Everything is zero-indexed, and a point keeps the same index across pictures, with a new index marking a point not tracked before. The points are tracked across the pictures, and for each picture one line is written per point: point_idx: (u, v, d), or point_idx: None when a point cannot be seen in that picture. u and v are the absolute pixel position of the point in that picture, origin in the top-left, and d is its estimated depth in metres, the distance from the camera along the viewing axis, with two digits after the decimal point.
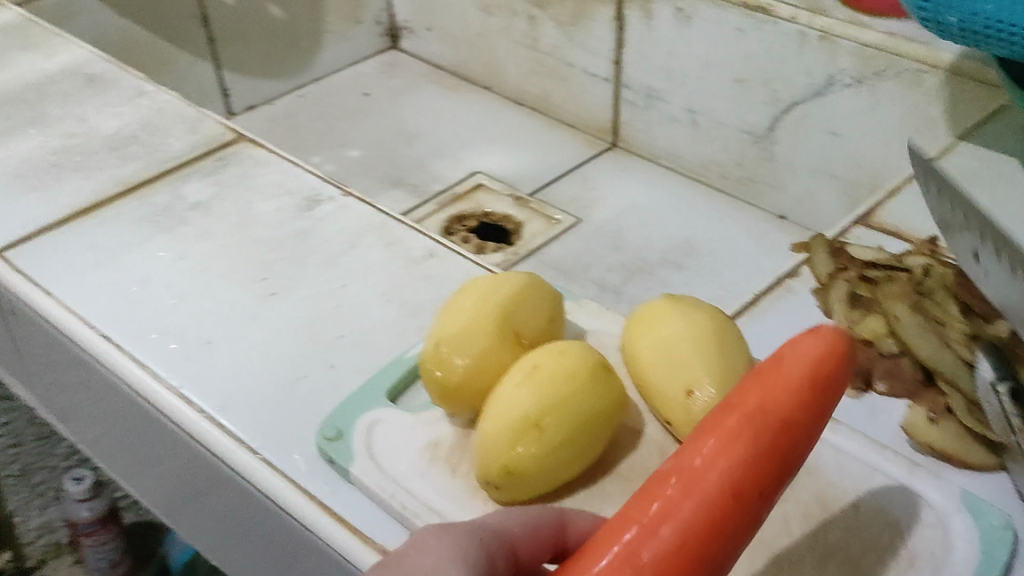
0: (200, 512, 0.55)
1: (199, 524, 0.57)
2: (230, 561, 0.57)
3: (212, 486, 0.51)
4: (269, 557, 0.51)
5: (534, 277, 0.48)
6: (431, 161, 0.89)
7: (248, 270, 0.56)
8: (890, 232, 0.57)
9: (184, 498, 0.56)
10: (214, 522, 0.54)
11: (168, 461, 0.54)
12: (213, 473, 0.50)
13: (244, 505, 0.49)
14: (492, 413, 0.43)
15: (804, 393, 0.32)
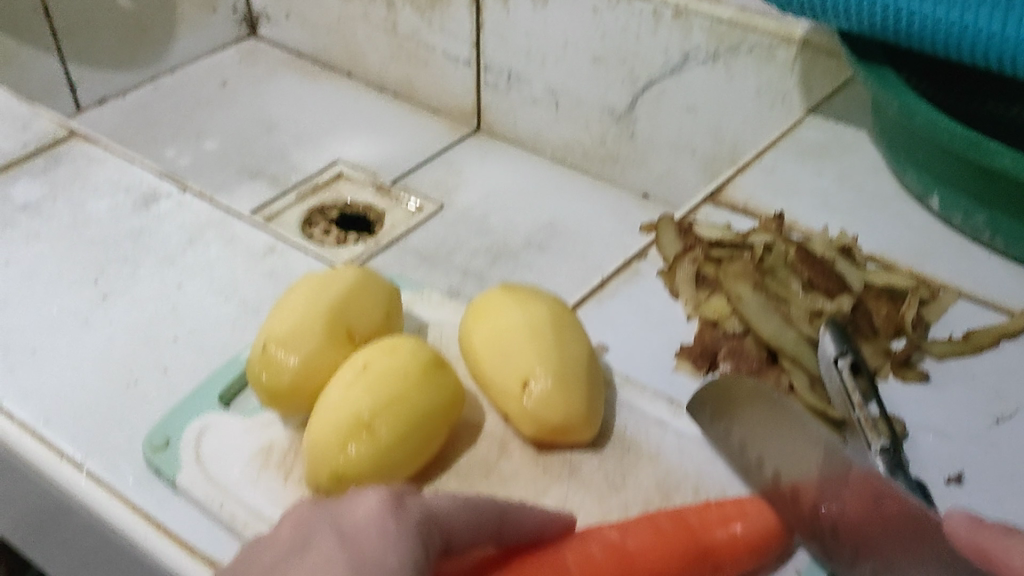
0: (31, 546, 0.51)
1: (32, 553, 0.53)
2: None
3: (43, 514, 0.47)
4: None
5: (368, 271, 0.46)
6: (291, 151, 0.86)
7: (77, 273, 0.53)
8: (740, 206, 0.56)
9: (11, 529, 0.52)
10: (50, 555, 0.50)
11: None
12: (42, 498, 0.46)
13: (73, 532, 0.46)
14: (323, 416, 0.41)
15: (665, 543, 0.36)
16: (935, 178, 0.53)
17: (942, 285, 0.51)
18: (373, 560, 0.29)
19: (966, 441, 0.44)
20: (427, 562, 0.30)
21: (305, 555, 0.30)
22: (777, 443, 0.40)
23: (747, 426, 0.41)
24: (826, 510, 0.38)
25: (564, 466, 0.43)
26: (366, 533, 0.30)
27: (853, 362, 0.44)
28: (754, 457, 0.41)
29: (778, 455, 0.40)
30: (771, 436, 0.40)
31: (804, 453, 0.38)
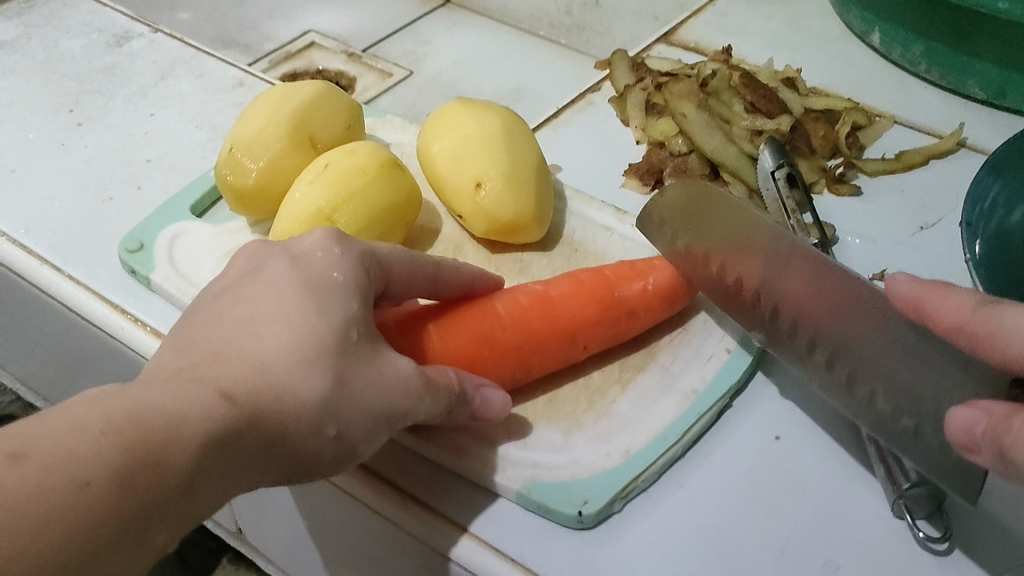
0: (29, 360, 0.54)
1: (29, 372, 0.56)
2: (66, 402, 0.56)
3: (37, 327, 0.50)
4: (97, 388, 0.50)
5: (329, 85, 0.49)
6: (263, 22, 0.88)
7: (52, 103, 0.55)
8: (691, 47, 0.59)
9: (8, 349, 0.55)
10: (46, 367, 0.53)
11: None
12: (32, 309, 0.49)
13: (63, 336, 0.48)
14: (286, 212, 0.44)
15: (580, 295, 0.41)
16: (877, 14, 0.56)
17: (880, 113, 0.54)
18: (324, 277, 0.33)
19: (889, 246, 0.47)
20: (368, 282, 0.34)
21: (256, 277, 0.33)
22: (702, 221, 0.41)
23: (677, 207, 0.42)
24: (751, 282, 0.39)
25: (514, 264, 0.46)
26: (317, 257, 0.34)
27: (789, 174, 0.47)
28: (683, 247, 0.42)
29: (707, 237, 0.41)
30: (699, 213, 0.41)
31: (734, 228, 0.39)
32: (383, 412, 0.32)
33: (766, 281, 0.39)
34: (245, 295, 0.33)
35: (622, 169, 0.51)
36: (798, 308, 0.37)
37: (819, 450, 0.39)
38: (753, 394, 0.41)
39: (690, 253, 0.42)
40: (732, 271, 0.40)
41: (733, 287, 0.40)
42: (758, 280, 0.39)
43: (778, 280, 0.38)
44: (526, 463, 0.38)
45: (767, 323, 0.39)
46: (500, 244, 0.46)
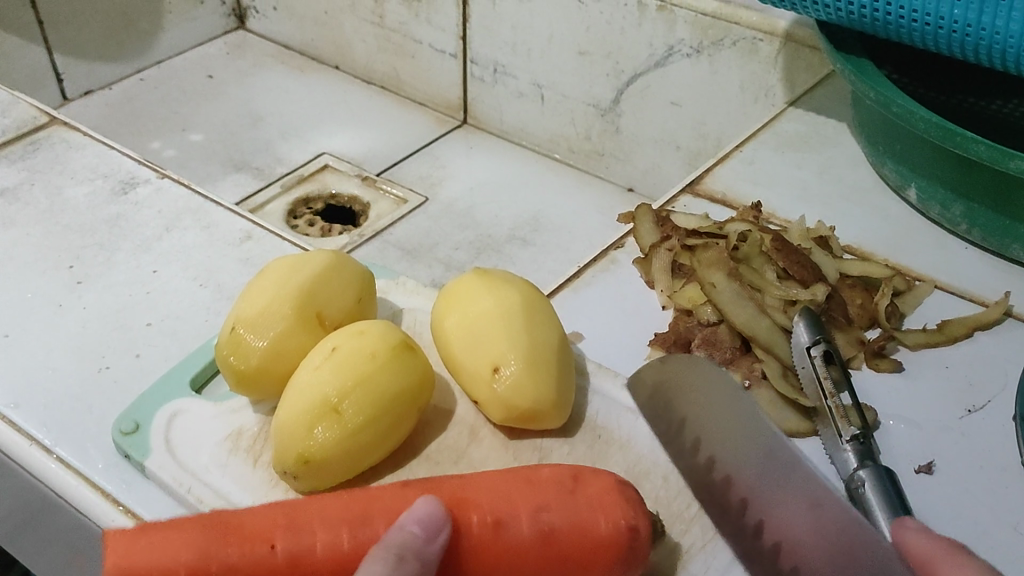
0: (28, 547, 0.51)
1: (27, 557, 0.53)
2: None
3: (33, 512, 0.47)
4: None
5: (340, 255, 0.46)
6: (277, 143, 0.86)
7: (52, 258, 0.53)
8: (718, 198, 0.56)
9: (9, 535, 0.51)
10: (42, 552, 0.50)
11: None
12: (27, 494, 0.46)
13: (58, 525, 0.45)
14: (289, 399, 0.41)
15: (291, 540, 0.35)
16: (913, 170, 0.54)
17: (918, 277, 0.51)
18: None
19: (937, 431, 0.43)
20: None
21: None
22: (687, 388, 0.43)
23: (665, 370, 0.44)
24: (725, 465, 0.41)
25: (533, 452, 0.43)
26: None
27: (826, 351, 0.44)
28: (676, 418, 0.43)
29: (686, 403, 0.43)
30: (685, 377, 0.43)
31: (721, 409, 0.42)
32: None
33: (740, 467, 0.40)
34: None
35: (648, 338, 0.49)
36: (752, 477, 0.40)
37: None
38: None
39: (676, 430, 0.43)
40: (707, 449, 0.41)
41: (704, 466, 0.41)
42: (735, 463, 0.40)
43: (769, 490, 0.39)
44: None
45: (731, 514, 0.39)
46: (517, 429, 0.43)
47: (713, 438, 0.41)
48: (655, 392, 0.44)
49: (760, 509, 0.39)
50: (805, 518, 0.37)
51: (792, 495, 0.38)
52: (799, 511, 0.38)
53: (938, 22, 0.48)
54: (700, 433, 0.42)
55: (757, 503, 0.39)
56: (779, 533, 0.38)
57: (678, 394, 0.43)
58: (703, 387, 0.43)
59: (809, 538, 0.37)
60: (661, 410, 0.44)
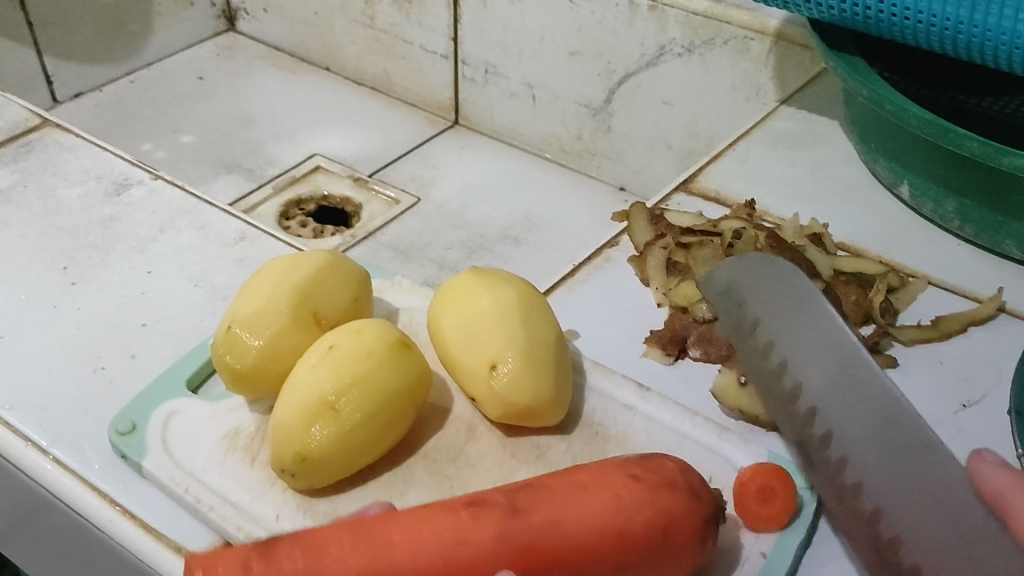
0: (23, 548, 0.51)
1: (22, 558, 0.52)
2: None
3: (29, 513, 0.47)
4: None
5: (337, 254, 0.46)
6: (268, 144, 0.86)
7: (46, 260, 0.53)
8: (712, 196, 0.57)
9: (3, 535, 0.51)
10: (38, 553, 0.50)
11: None
12: (24, 495, 0.46)
13: (55, 526, 0.45)
14: (286, 398, 0.41)
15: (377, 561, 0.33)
16: (906, 167, 0.54)
17: (912, 273, 0.52)
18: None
19: (932, 426, 0.44)
20: None
21: None
22: (763, 291, 0.41)
23: (731, 273, 0.44)
24: (786, 356, 0.39)
25: (531, 450, 0.43)
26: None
27: None
28: (750, 318, 0.41)
29: (760, 302, 0.41)
30: (757, 285, 0.42)
31: (795, 310, 0.40)
32: None
33: (810, 373, 0.38)
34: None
35: (644, 336, 0.49)
36: (824, 390, 0.37)
37: None
38: None
39: (750, 330, 0.41)
40: (779, 351, 0.39)
41: (764, 351, 0.40)
42: (802, 363, 0.38)
43: (838, 395, 0.37)
44: None
45: (801, 424, 0.38)
46: (514, 427, 0.43)
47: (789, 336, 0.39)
48: (727, 292, 0.43)
49: (828, 418, 0.37)
50: (870, 425, 0.35)
51: (858, 404, 0.36)
52: (865, 418, 0.36)
53: (931, 19, 0.48)
54: (773, 334, 0.40)
55: (826, 413, 0.37)
56: (845, 445, 0.36)
57: (764, 292, 0.41)
58: (779, 288, 0.41)
59: (875, 447, 0.35)
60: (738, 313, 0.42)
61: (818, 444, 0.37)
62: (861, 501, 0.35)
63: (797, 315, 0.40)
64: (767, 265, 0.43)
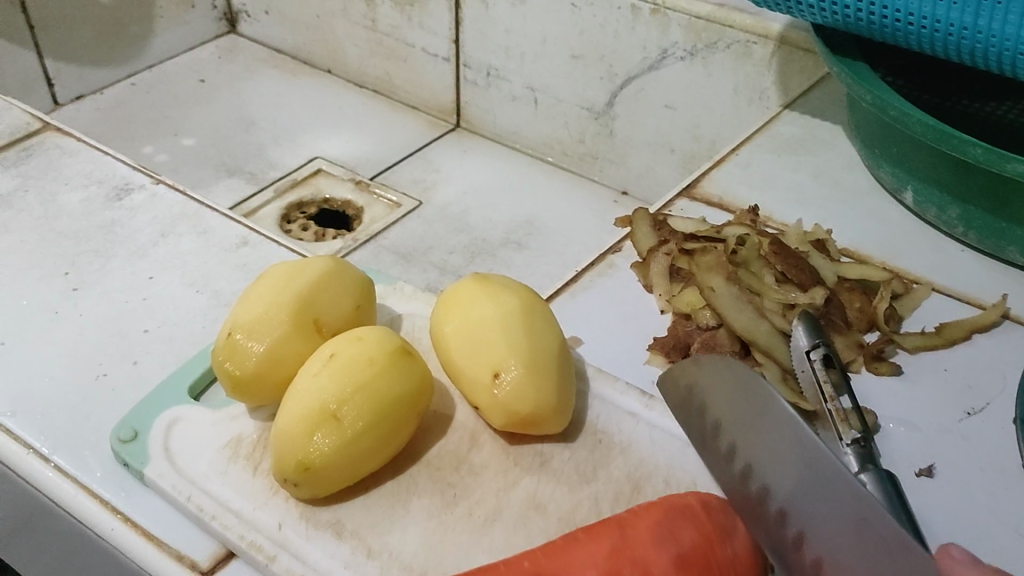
0: (23, 556, 0.51)
1: (22, 565, 0.52)
2: None
3: (30, 520, 0.47)
4: None
5: (339, 260, 0.46)
6: (270, 147, 0.86)
7: (47, 265, 0.52)
8: (715, 201, 0.56)
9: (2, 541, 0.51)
10: (39, 560, 0.50)
11: None
12: (25, 503, 0.45)
13: (55, 533, 0.45)
14: (288, 407, 0.41)
15: None
16: (909, 173, 0.54)
17: (916, 280, 0.51)
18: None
19: (937, 434, 0.43)
20: None
21: None
22: (722, 394, 0.41)
23: (692, 374, 0.43)
24: (747, 454, 0.39)
25: (534, 458, 0.43)
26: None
27: (825, 354, 0.44)
28: (711, 421, 0.41)
29: (715, 399, 0.41)
30: (718, 387, 0.41)
31: (754, 412, 0.39)
32: None
33: (778, 478, 0.37)
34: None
35: (647, 343, 0.49)
36: (790, 490, 0.37)
37: None
38: None
39: (713, 433, 0.41)
40: (744, 455, 0.39)
41: (727, 454, 0.40)
42: (766, 466, 0.38)
43: (807, 496, 0.36)
44: None
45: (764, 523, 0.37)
46: (518, 435, 0.43)
47: (751, 436, 0.39)
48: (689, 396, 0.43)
49: (800, 518, 0.36)
50: (842, 526, 0.35)
51: (831, 504, 0.36)
52: (837, 521, 0.35)
53: (934, 24, 0.48)
54: (736, 439, 0.39)
55: (797, 513, 0.36)
56: (822, 547, 0.35)
57: (713, 392, 0.41)
58: (730, 383, 0.41)
59: (853, 550, 0.35)
60: (695, 412, 0.42)
61: (788, 547, 0.36)
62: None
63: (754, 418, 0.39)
64: (718, 362, 0.42)
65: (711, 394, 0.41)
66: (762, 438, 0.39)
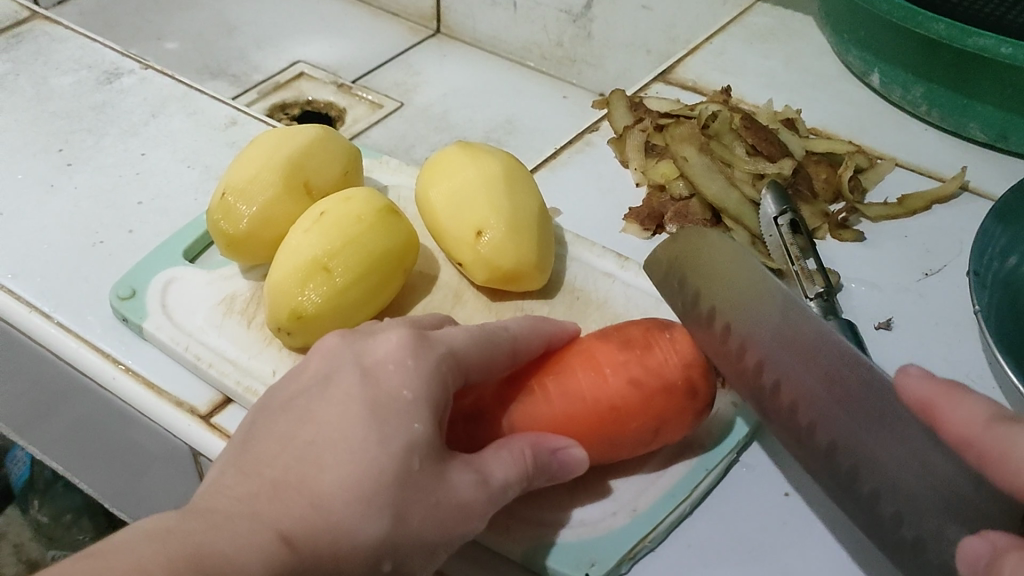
0: (22, 418, 0.54)
1: (24, 429, 0.56)
2: (67, 464, 0.56)
3: (34, 381, 0.49)
4: (97, 446, 0.50)
5: (327, 129, 0.48)
6: (251, 52, 0.87)
7: (40, 143, 0.54)
8: (689, 86, 0.58)
9: (9, 408, 0.54)
10: (40, 419, 0.52)
11: None
12: (28, 363, 0.48)
13: (58, 390, 0.48)
14: (280, 261, 0.43)
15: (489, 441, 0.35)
16: (875, 56, 0.56)
17: (880, 155, 0.54)
18: (391, 395, 0.30)
19: (895, 292, 0.46)
20: (445, 403, 0.31)
21: None
22: (703, 258, 0.39)
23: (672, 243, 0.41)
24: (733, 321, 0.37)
25: (515, 312, 0.45)
26: (390, 371, 0.31)
27: (792, 221, 0.46)
28: (691, 292, 0.39)
29: (697, 266, 0.39)
30: (701, 253, 0.39)
31: (731, 273, 0.38)
32: (490, 337, 0.34)
33: (765, 343, 0.36)
34: (314, 412, 0.30)
35: (623, 213, 0.51)
36: (781, 355, 0.35)
37: (831, 509, 0.37)
38: (762, 446, 0.40)
39: (693, 304, 0.38)
40: (734, 324, 0.37)
41: (706, 318, 0.37)
42: (748, 325, 0.36)
43: (795, 359, 0.35)
44: (531, 522, 0.36)
45: (764, 396, 0.36)
46: (500, 292, 0.46)
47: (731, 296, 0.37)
48: (668, 268, 0.40)
49: (792, 386, 0.35)
50: (827, 384, 0.34)
51: (814, 361, 0.34)
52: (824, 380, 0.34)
53: None
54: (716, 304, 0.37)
55: (788, 379, 0.35)
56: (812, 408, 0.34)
57: (693, 259, 0.39)
58: (712, 250, 0.39)
59: (842, 411, 0.33)
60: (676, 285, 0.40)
61: (785, 413, 0.35)
62: (815, 439, 0.34)
63: (727, 281, 0.38)
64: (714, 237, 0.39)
65: (690, 263, 0.39)
66: (749, 305, 0.37)
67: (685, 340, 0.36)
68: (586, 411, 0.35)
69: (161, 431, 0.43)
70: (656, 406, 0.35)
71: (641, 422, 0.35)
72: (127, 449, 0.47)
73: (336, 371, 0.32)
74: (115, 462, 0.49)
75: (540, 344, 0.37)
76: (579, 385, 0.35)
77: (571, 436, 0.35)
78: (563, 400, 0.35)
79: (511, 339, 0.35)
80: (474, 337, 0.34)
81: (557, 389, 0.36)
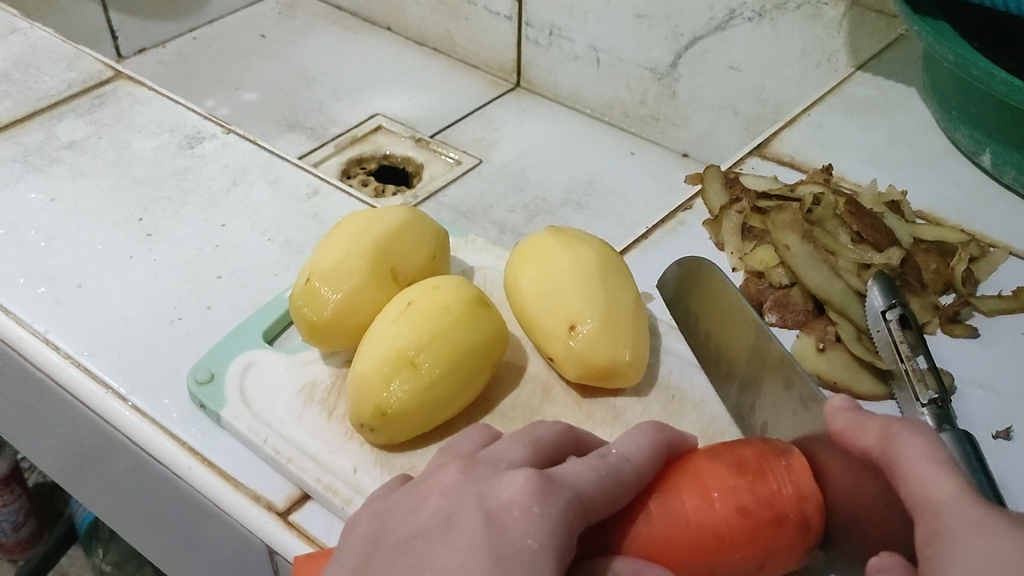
0: (89, 489, 0.53)
1: (88, 499, 0.54)
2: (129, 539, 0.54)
3: (103, 458, 0.48)
4: (165, 529, 0.48)
5: (416, 211, 0.46)
6: (329, 104, 0.86)
7: (121, 211, 0.53)
8: (786, 162, 0.56)
9: (74, 478, 0.53)
10: (108, 494, 0.51)
11: (57, 436, 0.50)
12: (100, 442, 0.47)
13: (128, 470, 0.46)
14: (366, 352, 0.41)
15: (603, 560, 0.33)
16: (988, 135, 0.53)
17: (992, 244, 0.51)
18: (515, 546, 0.28)
19: (1013, 396, 0.43)
20: (569, 548, 0.29)
21: None
22: (733, 335, 0.43)
23: (703, 310, 0.45)
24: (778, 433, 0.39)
25: (607, 411, 0.43)
26: (514, 517, 0.29)
27: (902, 315, 0.42)
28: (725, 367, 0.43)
29: (729, 341, 0.43)
30: (729, 325, 0.43)
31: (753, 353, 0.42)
32: (608, 467, 0.32)
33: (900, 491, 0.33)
34: (432, 560, 0.29)
35: None
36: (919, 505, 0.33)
37: None
38: None
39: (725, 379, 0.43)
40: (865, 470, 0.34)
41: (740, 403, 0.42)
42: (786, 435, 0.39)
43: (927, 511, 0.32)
44: None
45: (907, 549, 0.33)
46: (590, 388, 0.43)
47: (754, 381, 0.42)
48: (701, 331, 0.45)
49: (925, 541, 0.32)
50: None
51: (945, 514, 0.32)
52: None
53: None
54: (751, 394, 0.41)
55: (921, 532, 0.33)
56: None
57: (718, 329, 0.44)
58: (739, 327, 0.43)
59: None
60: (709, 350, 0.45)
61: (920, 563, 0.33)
62: None
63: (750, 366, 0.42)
64: (722, 284, 0.44)
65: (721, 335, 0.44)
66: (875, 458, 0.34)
67: (801, 469, 0.34)
68: (688, 537, 0.33)
69: (236, 526, 0.41)
70: (763, 537, 0.33)
71: (746, 554, 0.33)
72: (198, 536, 0.45)
73: (454, 512, 0.30)
74: (184, 546, 0.48)
75: (659, 462, 0.34)
76: (685, 508, 0.33)
77: (671, 563, 0.33)
78: (670, 527, 0.33)
79: (631, 467, 0.33)
80: (591, 463, 0.32)
81: (661, 511, 0.33)
